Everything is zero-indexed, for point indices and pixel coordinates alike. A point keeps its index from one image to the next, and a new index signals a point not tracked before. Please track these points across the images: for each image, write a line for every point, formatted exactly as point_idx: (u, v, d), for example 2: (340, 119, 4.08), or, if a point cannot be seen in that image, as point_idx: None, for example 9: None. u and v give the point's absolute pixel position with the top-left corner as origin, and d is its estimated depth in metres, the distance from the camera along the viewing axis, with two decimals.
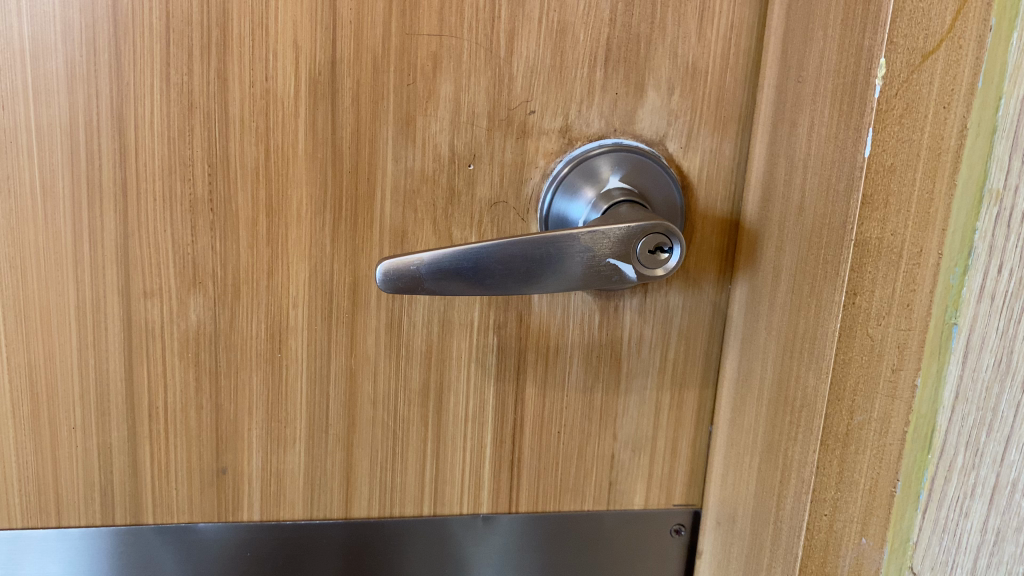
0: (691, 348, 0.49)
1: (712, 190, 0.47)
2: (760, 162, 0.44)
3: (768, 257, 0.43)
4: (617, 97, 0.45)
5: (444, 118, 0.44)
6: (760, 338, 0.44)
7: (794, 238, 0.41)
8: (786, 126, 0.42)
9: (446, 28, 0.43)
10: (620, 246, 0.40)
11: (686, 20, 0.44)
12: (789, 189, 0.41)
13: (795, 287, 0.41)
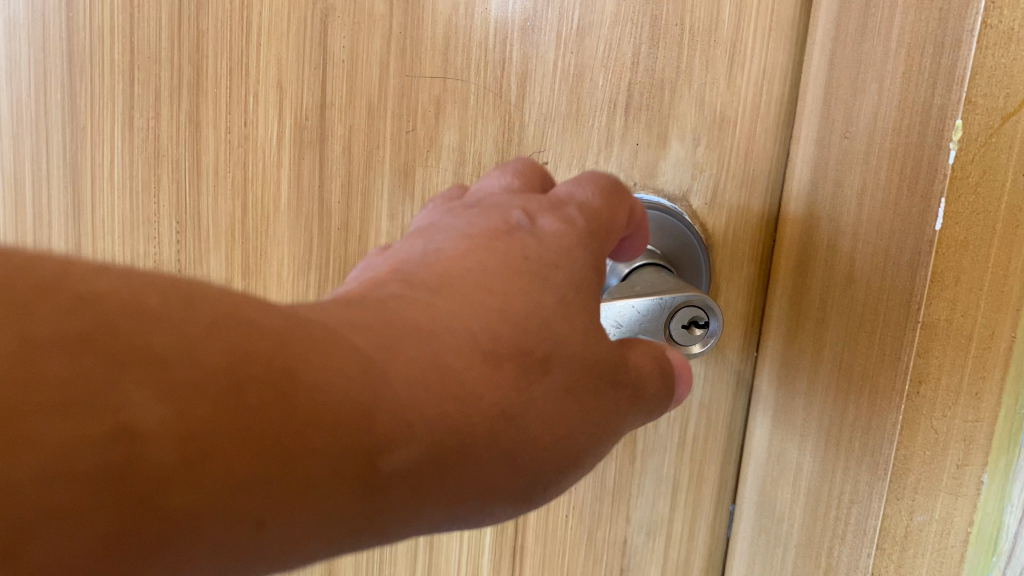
0: (712, 422, 0.45)
1: (740, 250, 0.43)
2: (795, 222, 0.40)
3: (808, 328, 0.39)
4: (638, 147, 0.40)
5: (448, 168, 0.39)
6: (798, 418, 0.39)
7: (839, 313, 0.37)
8: (829, 187, 0.38)
9: (451, 70, 0.38)
10: (649, 320, 0.35)
11: (716, 64, 0.40)
12: (834, 256, 0.37)
13: (842, 367, 0.36)
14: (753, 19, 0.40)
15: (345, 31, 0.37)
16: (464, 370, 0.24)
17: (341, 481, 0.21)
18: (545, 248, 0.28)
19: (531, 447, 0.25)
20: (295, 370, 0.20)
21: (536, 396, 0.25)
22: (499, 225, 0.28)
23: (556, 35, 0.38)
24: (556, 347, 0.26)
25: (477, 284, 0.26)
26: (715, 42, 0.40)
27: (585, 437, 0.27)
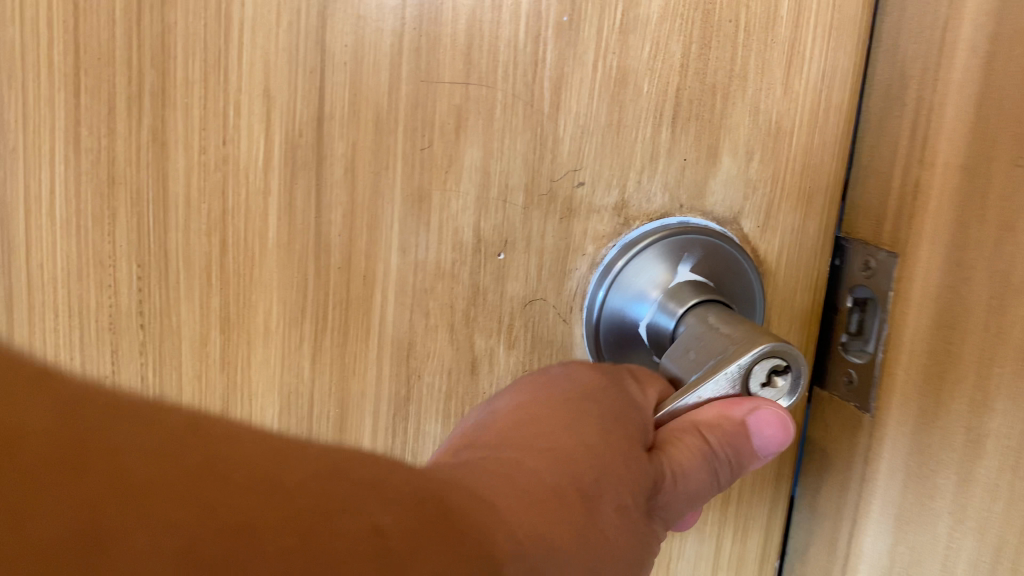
0: (761, 472, 0.39)
1: (792, 279, 0.38)
2: (932, 268, 0.29)
3: (959, 411, 0.27)
4: (685, 163, 0.35)
5: (469, 192, 0.33)
6: (942, 526, 0.28)
7: (1016, 397, 0.25)
8: (1001, 230, 0.26)
9: (474, 74, 0.31)
10: (727, 384, 0.29)
11: (772, 67, 0.35)
12: (1009, 315, 0.26)
13: (1020, 478, 0.25)
14: (814, 14, 0.34)
15: (348, 28, 0.30)
16: (562, 531, 0.22)
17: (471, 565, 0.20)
18: (601, 417, 0.26)
19: (624, 541, 0.24)
20: (340, 539, 0.18)
21: (606, 534, 0.23)
22: (538, 385, 0.27)
23: (597, 32, 0.32)
24: (611, 483, 0.24)
25: (564, 447, 0.24)
26: (773, 42, 0.35)
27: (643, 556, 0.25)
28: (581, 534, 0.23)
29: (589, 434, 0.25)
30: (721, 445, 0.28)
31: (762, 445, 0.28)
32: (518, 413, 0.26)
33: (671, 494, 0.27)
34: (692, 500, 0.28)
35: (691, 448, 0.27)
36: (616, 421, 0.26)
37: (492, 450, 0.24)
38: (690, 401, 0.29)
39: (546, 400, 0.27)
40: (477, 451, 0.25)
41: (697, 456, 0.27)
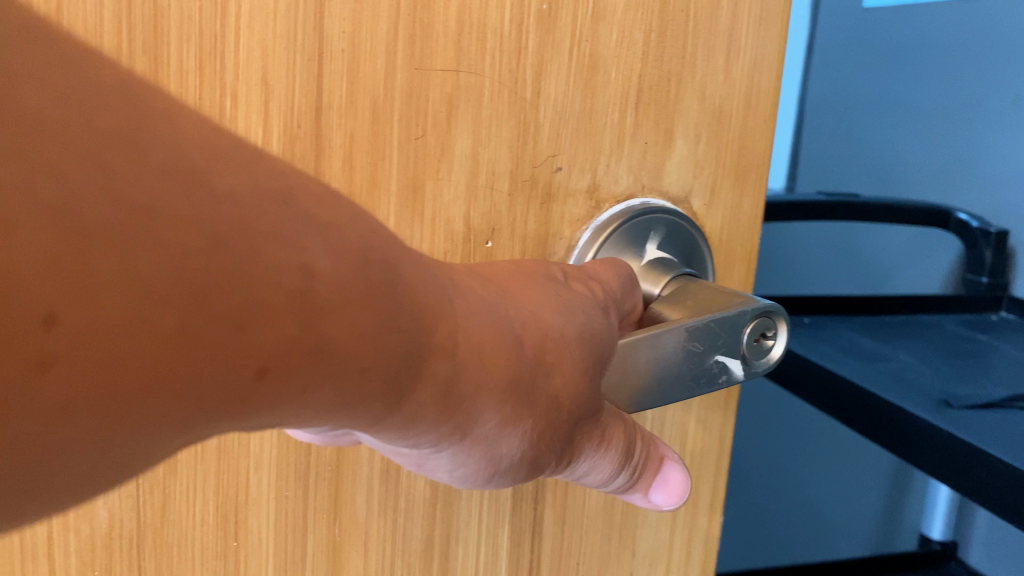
0: (708, 437, 0.40)
1: (734, 251, 0.39)
2: None
3: None
4: (646, 147, 0.36)
5: (460, 181, 0.32)
6: None
7: None
8: None
9: (464, 61, 0.31)
10: (733, 332, 0.32)
11: (715, 55, 0.36)
12: None
13: None
14: (748, 11, 0.36)
15: (345, 13, 0.29)
16: (505, 376, 0.26)
17: (403, 346, 0.24)
18: (572, 317, 0.29)
19: (559, 391, 0.28)
20: (328, 274, 0.22)
21: (560, 398, 0.28)
22: (541, 269, 0.30)
23: (573, 20, 0.33)
24: (568, 354, 0.28)
25: (540, 308, 0.29)
26: (715, 30, 0.35)
27: (575, 418, 0.28)
28: (511, 393, 0.26)
29: (566, 332, 0.28)
30: (642, 452, 0.31)
31: (658, 489, 0.32)
32: (513, 271, 0.30)
33: (592, 446, 0.29)
34: (592, 474, 0.30)
35: (631, 435, 0.30)
36: (601, 330, 0.30)
37: (484, 287, 0.28)
38: (705, 326, 0.32)
39: (551, 285, 0.30)
40: (478, 290, 0.28)
41: (630, 447, 0.30)
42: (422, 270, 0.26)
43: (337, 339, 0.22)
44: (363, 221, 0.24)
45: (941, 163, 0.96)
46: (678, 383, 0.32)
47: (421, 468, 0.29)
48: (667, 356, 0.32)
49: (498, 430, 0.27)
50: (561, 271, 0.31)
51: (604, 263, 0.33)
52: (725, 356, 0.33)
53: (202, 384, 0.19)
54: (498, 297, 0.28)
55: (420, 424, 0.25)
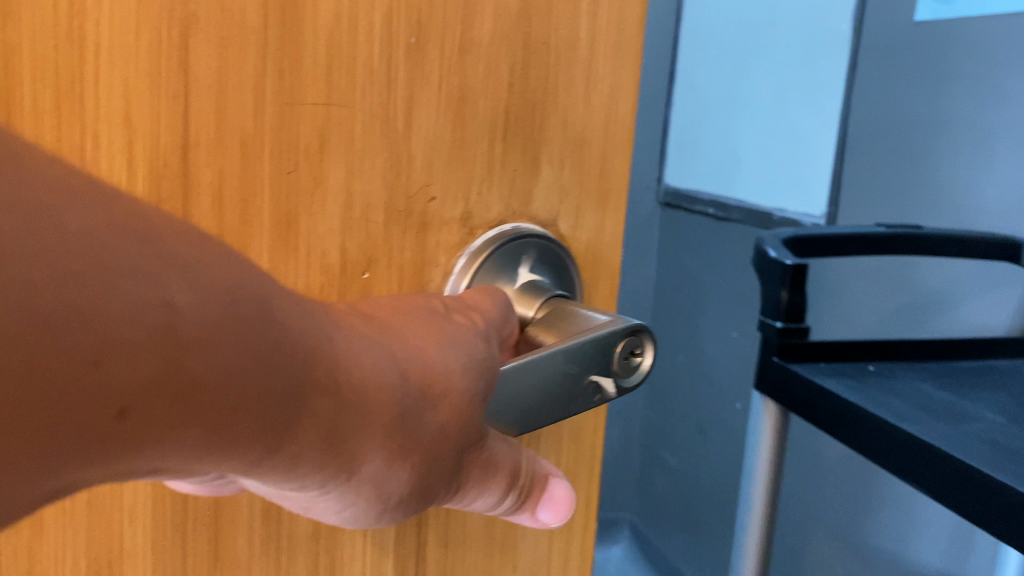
0: (582, 451, 0.41)
1: (601, 270, 0.40)
2: None
3: None
4: (515, 175, 0.36)
5: (334, 214, 0.32)
6: None
7: None
8: None
9: (334, 94, 0.31)
10: (606, 353, 0.35)
11: (575, 84, 0.36)
12: None
13: None
14: (603, 42, 0.36)
15: (211, 50, 0.29)
16: (384, 409, 0.26)
17: (279, 381, 0.23)
18: (455, 349, 0.30)
19: (439, 423, 0.28)
20: (197, 309, 0.21)
21: (443, 429, 0.28)
22: (422, 302, 0.32)
23: (440, 53, 0.33)
24: (450, 387, 0.29)
25: (423, 342, 0.29)
26: (575, 59, 0.36)
27: (456, 447, 0.29)
28: (396, 428, 0.27)
29: (448, 365, 0.29)
30: (526, 475, 0.32)
31: (545, 507, 0.33)
32: (395, 308, 0.31)
33: (478, 474, 0.30)
34: (479, 499, 0.31)
35: (511, 459, 0.32)
36: (482, 361, 0.31)
37: (367, 324, 0.28)
38: (580, 348, 0.34)
39: (432, 319, 0.30)
40: (360, 327, 0.28)
41: (511, 471, 0.31)
42: (300, 304, 0.25)
43: (205, 375, 0.21)
44: (234, 257, 0.23)
45: (968, 188, 0.90)
46: (556, 404, 0.34)
47: (309, 507, 0.29)
48: (545, 380, 0.33)
49: (385, 466, 0.27)
50: (442, 304, 0.32)
51: (482, 292, 0.34)
52: (599, 375, 0.35)
53: (52, 426, 0.18)
54: (381, 333, 0.28)
55: (302, 466, 0.25)
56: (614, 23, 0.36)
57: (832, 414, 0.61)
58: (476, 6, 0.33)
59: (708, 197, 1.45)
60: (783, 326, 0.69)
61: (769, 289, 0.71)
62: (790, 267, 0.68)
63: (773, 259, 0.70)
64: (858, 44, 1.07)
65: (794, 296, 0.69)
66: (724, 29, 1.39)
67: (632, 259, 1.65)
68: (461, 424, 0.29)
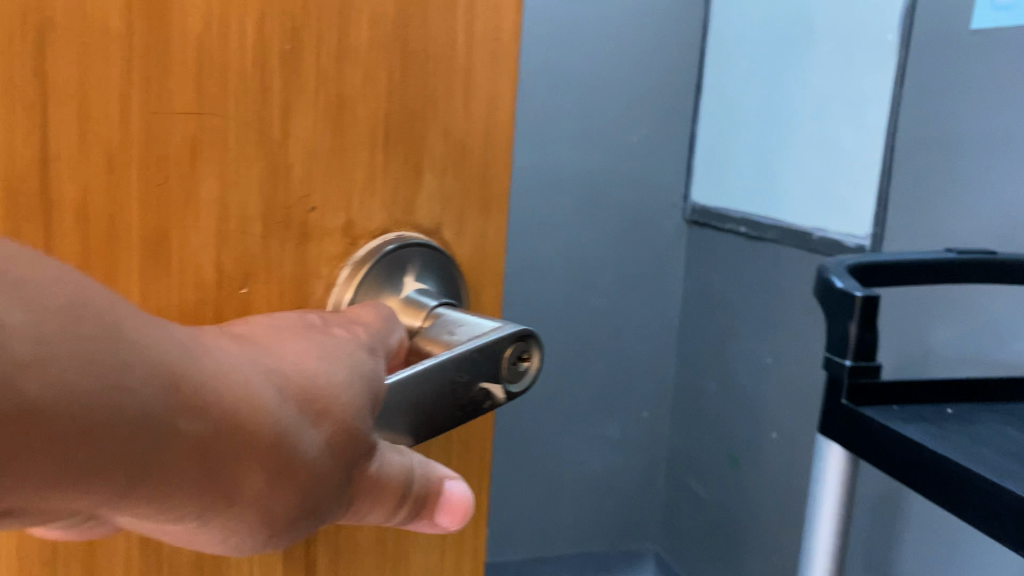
0: (472, 458, 0.41)
1: (485, 277, 0.40)
2: None
3: None
4: (397, 183, 0.36)
5: (209, 227, 0.31)
6: None
7: None
8: None
9: (205, 104, 0.30)
10: (493, 359, 0.35)
11: (454, 92, 0.36)
12: None
13: None
14: (480, 50, 0.37)
15: (70, 58, 0.27)
16: (262, 427, 0.25)
17: (139, 404, 0.21)
18: (336, 362, 0.30)
19: (321, 438, 0.27)
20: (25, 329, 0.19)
21: (326, 444, 0.28)
22: (298, 318, 0.31)
23: (315, 61, 0.32)
24: (330, 400, 0.28)
25: (301, 356, 0.29)
26: (453, 68, 0.36)
27: (341, 462, 0.28)
28: (278, 449, 0.25)
29: (329, 379, 0.29)
30: (419, 483, 0.32)
31: (443, 511, 0.33)
32: (271, 325, 0.30)
33: (370, 485, 0.30)
34: (376, 511, 0.31)
35: (401, 468, 0.31)
36: (363, 373, 0.30)
37: (238, 342, 0.27)
38: (467, 355, 0.34)
39: (308, 337, 0.30)
40: (231, 346, 0.27)
41: (402, 478, 0.31)
42: (158, 324, 0.23)
43: (44, 399, 0.19)
44: (72, 277, 0.21)
45: None
46: (447, 414, 0.34)
47: (193, 544, 0.26)
48: (434, 389, 0.33)
49: (267, 492, 0.26)
50: (317, 320, 0.32)
51: (365, 305, 0.34)
52: (489, 383, 0.35)
53: None
54: (253, 349, 0.28)
55: (173, 500, 0.23)
56: (490, 31, 0.37)
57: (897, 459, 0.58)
58: (351, 14, 0.33)
59: (740, 214, 1.38)
60: (852, 363, 0.63)
61: (835, 323, 0.66)
62: (859, 300, 0.63)
63: (840, 290, 0.65)
64: (903, 59, 1.01)
65: (863, 331, 0.63)
66: (754, 42, 1.33)
67: (625, 279, 1.52)
68: (343, 437, 0.28)
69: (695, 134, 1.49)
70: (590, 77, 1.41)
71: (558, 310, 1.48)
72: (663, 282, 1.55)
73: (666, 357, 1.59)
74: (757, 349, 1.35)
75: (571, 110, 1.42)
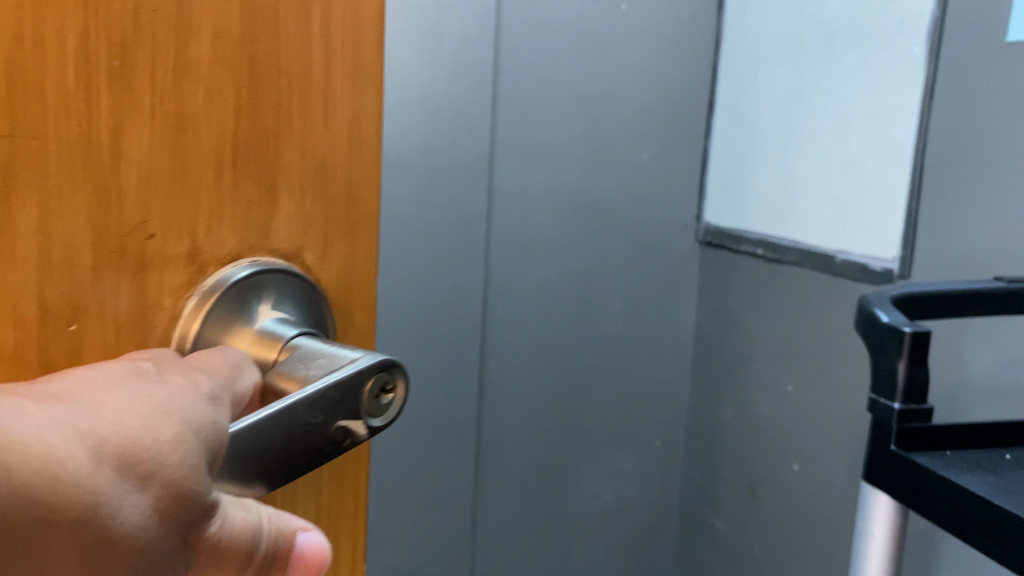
0: (341, 494, 0.39)
1: (351, 302, 0.38)
2: None
3: None
4: (249, 205, 0.34)
5: (29, 260, 0.27)
6: None
7: None
8: None
9: (21, 124, 0.26)
10: (352, 395, 0.33)
11: (312, 108, 0.35)
12: None
13: None
14: (338, 65, 0.35)
15: None
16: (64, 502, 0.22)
17: None
18: (166, 417, 0.27)
19: (147, 506, 0.24)
20: None
21: (152, 511, 0.24)
22: (124, 368, 0.28)
23: (150, 77, 0.30)
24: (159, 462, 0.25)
25: (126, 412, 0.26)
26: (309, 82, 0.34)
27: (173, 528, 0.25)
28: (89, 523, 0.22)
29: (156, 435, 0.26)
30: (266, 540, 0.30)
31: (295, 565, 0.31)
32: (92, 376, 0.27)
33: (211, 548, 0.27)
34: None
35: (245, 524, 0.29)
36: (197, 426, 0.28)
37: (45, 403, 0.24)
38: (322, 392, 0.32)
39: (134, 389, 0.27)
40: (34, 406, 0.24)
41: (247, 536, 0.29)
42: None
43: None
44: None
45: None
46: (303, 457, 0.32)
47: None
48: (287, 434, 0.31)
49: (82, 574, 0.22)
50: (147, 370, 0.29)
51: (212, 351, 0.32)
52: (348, 420, 0.33)
53: None
54: (66, 408, 0.24)
55: None
56: (349, 44, 0.36)
57: (919, 489, 0.60)
58: (189, 25, 0.30)
59: (758, 236, 1.41)
60: (902, 406, 0.62)
61: (881, 360, 0.64)
62: (909, 335, 0.61)
63: (887, 326, 0.64)
64: (935, 69, 1.05)
65: (913, 368, 0.62)
66: (773, 57, 1.36)
67: (640, 303, 1.52)
68: (176, 501, 0.25)
69: (707, 151, 1.52)
70: (594, 86, 1.42)
71: (564, 328, 1.47)
72: (674, 303, 1.56)
73: (678, 370, 1.59)
74: (778, 375, 1.37)
75: (572, 129, 1.42)
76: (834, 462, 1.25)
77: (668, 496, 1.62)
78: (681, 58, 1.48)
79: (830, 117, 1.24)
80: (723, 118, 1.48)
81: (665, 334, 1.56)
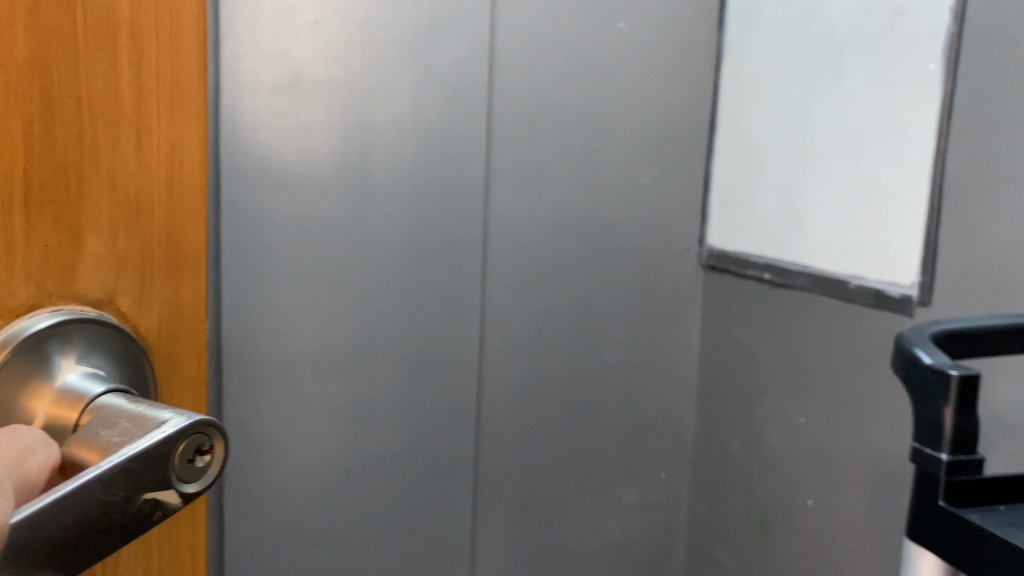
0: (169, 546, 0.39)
1: (172, 344, 0.38)
2: None
3: None
4: (48, 249, 0.32)
5: None
6: None
7: None
8: None
9: None
10: (158, 464, 0.30)
11: (122, 142, 0.34)
12: None
13: None
14: (152, 99, 0.35)
15: None
16: None
17: None
18: None
19: None
20: None
21: None
22: None
23: None
24: None
25: None
26: (117, 115, 0.34)
27: None
28: None
29: None
30: None
31: None
32: None
33: None
34: None
35: None
36: None
37: None
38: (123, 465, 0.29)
39: None
40: None
41: None
42: None
43: None
44: None
45: None
46: (101, 539, 0.28)
47: None
48: (79, 518, 0.27)
49: None
50: None
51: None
52: (155, 492, 0.30)
53: None
54: None
55: None
56: (167, 74, 0.36)
57: (973, 554, 0.52)
58: None
59: (764, 260, 1.35)
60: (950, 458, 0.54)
61: (926, 408, 0.56)
62: (957, 379, 0.53)
63: (930, 368, 0.55)
64: (949, 86, 0.99)
65: (962, 418, 0.54)
66: (776, 75, 1.31)
67: (645, 329, 1.47)
68: None
69: (709, 172, 1.48)
70: (592, 108, 1.38)
71: (566, 356, 1.42)
72: (677, 330, 1.51)
73: (683, 399, 1.53)
74: (787, 407, 1.31)
75: (570, 151, 1.38)
76: (851, 498, 1.18)
77: (675, 528, 1.56)
78: (679, 79, 1.44)
79: (839, 136, 1.18)
80: (725, 138, 1.44)
81: (668, 361, 1.51)
